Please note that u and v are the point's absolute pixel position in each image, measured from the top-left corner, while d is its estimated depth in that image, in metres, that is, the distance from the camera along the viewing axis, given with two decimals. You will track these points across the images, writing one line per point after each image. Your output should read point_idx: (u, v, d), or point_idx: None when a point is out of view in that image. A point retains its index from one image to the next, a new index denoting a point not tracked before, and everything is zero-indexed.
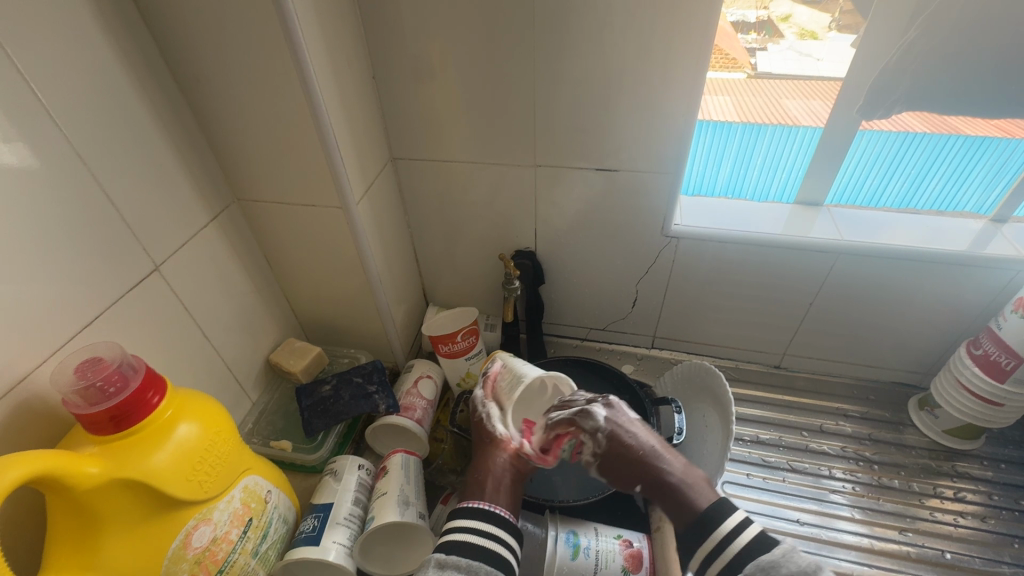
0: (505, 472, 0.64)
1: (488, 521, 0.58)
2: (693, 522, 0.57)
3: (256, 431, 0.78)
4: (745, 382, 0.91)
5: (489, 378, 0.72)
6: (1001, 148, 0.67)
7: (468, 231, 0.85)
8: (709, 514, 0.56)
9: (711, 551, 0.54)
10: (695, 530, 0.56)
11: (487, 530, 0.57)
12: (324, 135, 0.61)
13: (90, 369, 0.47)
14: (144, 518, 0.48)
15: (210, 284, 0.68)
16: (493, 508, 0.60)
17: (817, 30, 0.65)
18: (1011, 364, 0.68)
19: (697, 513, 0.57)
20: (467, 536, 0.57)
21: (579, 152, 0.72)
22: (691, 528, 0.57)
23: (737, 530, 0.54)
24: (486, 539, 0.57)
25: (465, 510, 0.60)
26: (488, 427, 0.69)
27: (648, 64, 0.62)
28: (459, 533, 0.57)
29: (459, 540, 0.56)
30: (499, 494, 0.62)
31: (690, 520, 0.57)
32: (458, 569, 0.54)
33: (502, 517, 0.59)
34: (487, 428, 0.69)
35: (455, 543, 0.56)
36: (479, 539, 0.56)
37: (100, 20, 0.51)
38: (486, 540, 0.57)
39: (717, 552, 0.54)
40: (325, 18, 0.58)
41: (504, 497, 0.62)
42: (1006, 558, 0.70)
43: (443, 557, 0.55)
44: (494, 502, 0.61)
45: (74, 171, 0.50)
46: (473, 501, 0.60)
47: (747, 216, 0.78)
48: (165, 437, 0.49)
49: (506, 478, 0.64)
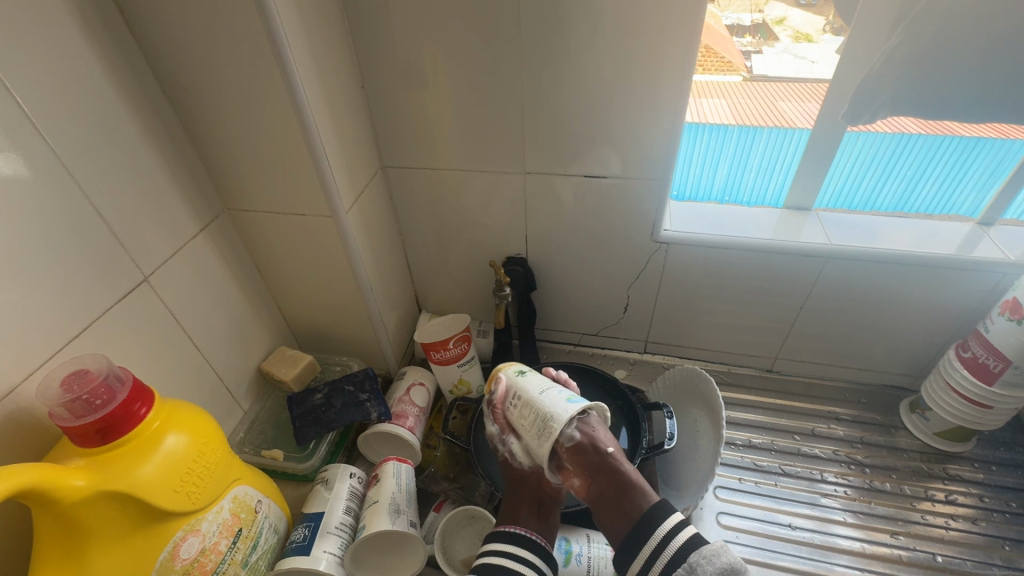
0: (540, 499, 0.65)
1: (523, 547, 0.59)
2: (637, 521, 0.57)
3: (247, 440, 0.78)
4: (737, 385, 0.91)
5: (497, 400, 0.65)
6: (997, 148, 0.67)
7: (460, 238, 0.85)
8: (643, 519, 0.57)
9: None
10: (631, 541, 0.57)
11: (521, 556, 0.58)
12: (313, 145, 0.61)
13: (76, 381, 0.48)
14: (131, 531, 0.48)
15: (201, 293, 0.68)
16: (526, 533, 0.60)
17: (812, 33, 0.65)
18: (999, 366, 0.69)
19: (636, 516, 0.58)
20: (500, 560, 0.58)
21: (568, 159, 0.72)
22: (629, 538, 0.57)
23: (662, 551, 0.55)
24: (520, 564, 0.58)
25: (501, 534, 0.61)
26: (516, 464, 0.66)
27: (634, 71, 0.62)
28: (491, 557, 0.58)
29: (494, 563, 0.58)
30: (535, 522, 0.62)
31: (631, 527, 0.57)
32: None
33: (536, 542, 0.60)
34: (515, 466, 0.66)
35: (490, 566, 0.57)
36: (511, 563, 0.57)
37: (87, 33, 0.51)
38: (518, 564, 0.58)
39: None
40: (312, 29, 0.58)
41: (540, 525, 0.63)
42: (997, 561, 0.70)
43: None
44: (528, 528, 0.61)
45: (62, 183, 0.51)
46: (509, 526, 0.61)
47: (736, 221, 0.78)
48: (152, 448, 0.49)
49: (543, 504, 0.64)
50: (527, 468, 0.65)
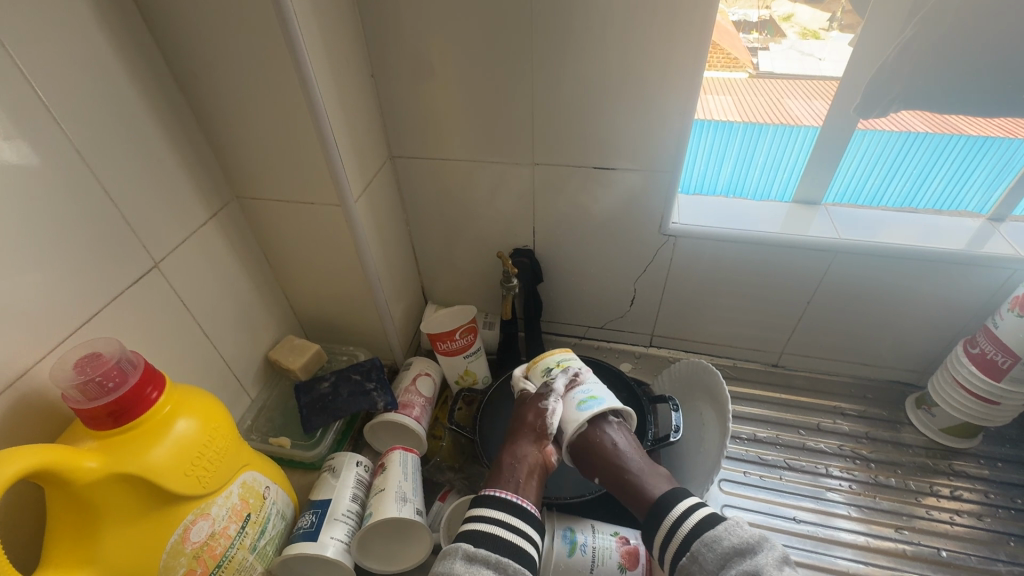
0: (536, 467, 0.65)
1: (516, 515, 0.58)
2: (650, 509, 0.59)
3: (255, 428, 0.78)
4: (743, 380, 0.91)
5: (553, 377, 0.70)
6: (1003, 147, 0.67)
7: (467, 229, 0.85)
8: (662, 501, 0.59)
9: (665, 538, 0.56)
10: (651, 521, 0.59)
11: (516, 527, 0.57)
12: (323, 134, 0.61)
13: (88, 364, 0.48)
14: (143, 513, 0.49)
15: (210, 282, 0.68)
16: (518, 500, 0.60)
17: (819, 30, 0.65)
18: (1007, 362, 0.68)
19: (652, 503, 0.60)
20: (497, 529, 0.57)
21: (577, 150, 0.72)
22: (648, 517, 0.59)
23: (687, 512, 0.57)
24: (515, 534, 0.57)
25: (494, 500, 0.60)
26: (546, 420, 0.67)
27: (645, 63, 0.62)
28: (486, 525, 0.57)
29: (491, 533, 0.57)
30: (528, 489, 0.62)
31: (646, 510, 0.60)
32: (486, 563, 0.54)
33: (525, 509, 0.60)
34: (545, 421, 0.67)
35: (484, 534, 0.57)
36: (510, 535, 0.57)
37: (101, 21, 0.51)
38: (516, 537, 0.57)
39: (671, 535, 0.56)
40: (323, 17, 0.58)
41: (530, 492, 0.62)
42: (1002, 556, 0.70)
43: (470, 549, 0.55)
44: (522, 495, 0.61)
45: (73, 168, 0.51)
46: (499, 492, 0.61)
47: (744, 215, 0.78)
48: (163, 432, 0.49)
49: (534, 471, 0.64)
50: (548, 431, 0.66)
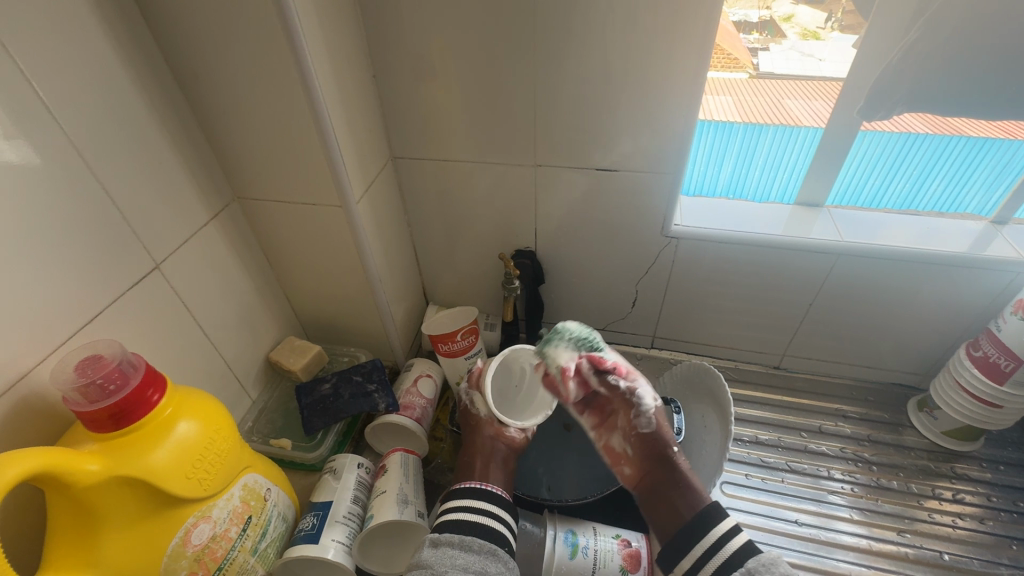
0: (495, 451, 0.69)
1: (478, 499, 0.62)
2: (687, 524, 0.59)
3: (256, 429, 0.78)
4: (744, 382, 0.91)
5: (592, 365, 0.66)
6: (1003, 149, 0.66)
7: (469, 230, 0.85)
8: (701, 520, 0.59)
9: (699, 557, 0.57)
10: (683, 538, 0.59)
11: (481, 508, 0.61)
12: (325, 135, 0.61)
13: (89, 367, 0.47)
14: (144, 516, 0.48)
15: (210, 283, 0.68)
16: (485, 486, 0.64)
17: (819, 30, 0.65)
18: (1010, 366, 0.68)
19: (692, 515, 0.60)
20: (462, 514, 0.60)
21: (580, 152, 0.72)
22: (681, 533, 0.59)
23: (729, 535, 0.57)
24: (480, 516, 0.60)
25: (457, 491, 0.64)
26: (472, 411, 0.72)
27: (649, 64, 0.62)
28: (453, 513, 0.61)
29: (456, 519, 0.60)
30: (493, 474, 0.66)
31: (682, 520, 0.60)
32: (452, 544, 0.57)
33: (496, 494, 0.63)
34: (472, 412, 0.72)
35: (450, 522, 0.60)
36: (473, 516, 0.60)
37: (102, 20, 0.51)
38: (480, 517, 0.60)
39: (706, 556, 0.57)
40: (326, 18, 0.58)
41: (495, 476, 0.66)
42: (1003, 560, 0.70)
43: (437, 536, 0.58)
44: (490, 481, 0.65)
45: (73, 168, 0.50)
46: (467, 483, 0.64)
47: (746, 217, 0.78)
48: (165, 435, 0.49)
49: (497, 456, 0.68)
50: (482, 417, 0.71)
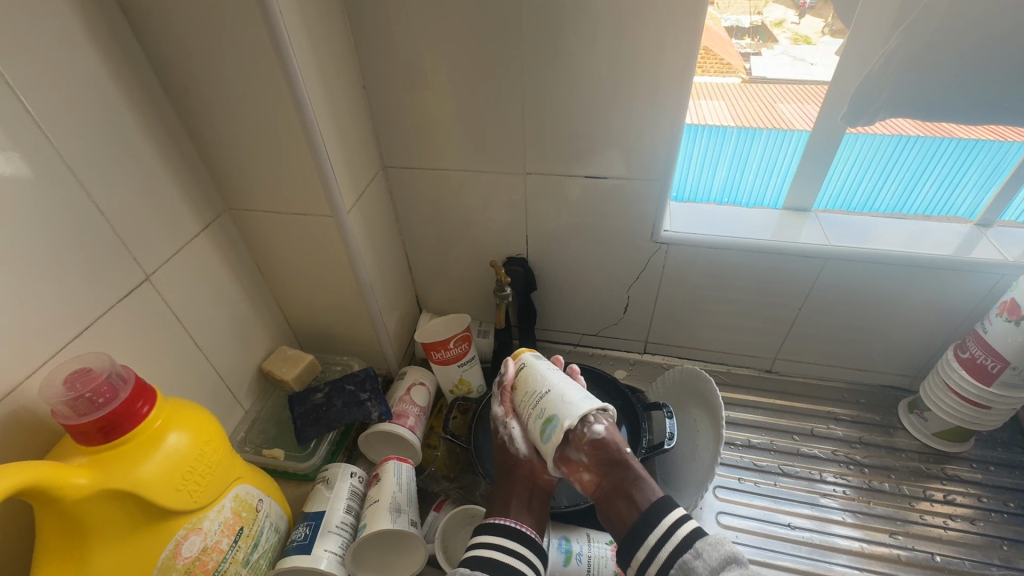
0: (532, 489, 0.65)
1: (516, 540, 0.59)
2: (637, 518, 0.58)
3: (248, 440, 0.78)
4: (736, 386, 0.91)
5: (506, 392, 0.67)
6: (994, 150, 0.67)
7: (460, 238, 0.86)
8: (652, 509, 0.57)
9: (654, 546, 0.55)
10: (640, 528, 0.57)
11: (515, 550, 0.58)
12: (314, 145, 0.62)
13: (78, 379, 0.48)
14: (134, 529, 0.48)
15: (202, 293, 0.68)
16: (519, 527, 0.61)
17: (811, 35, 0.66)
18: (997, 366, 0.69)
19: (644, 508, 0.58)
20: (496, 554, 0.58)
21: (569, 160, 0.72)
22: (641, 522, 0.57)
23: (678, 521, 0.56)
24: (514, 557, 0.58)
25: (493, 527, 0.61)
26: (511, 449, 0.67)
27: (635, 72, 0.63)
28: (486, 549, 0.58)
29: (490, 557, 0.57)
30: (525, 513, 0.63)
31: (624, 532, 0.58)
32: None
33: (530, 537, 0.60)
34: (510, 449, 0.66)
35: (483, 560, 0.57)
36: (507, 558, 0.57)
37: (91, 34, 0.51)
38: (513, 558, 0.58)
39: (660, 543, 0.55)
40: (314, 29, 0.59)
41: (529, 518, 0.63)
42: (995, 561, 0.70)
43: (468, 573, 0.55)
44: (518, 519, 0.62)
45: (62, 181, 0.50)
46: (503, 519, 0.61)
47: (735, 222, 0.79)
48: (154, 447, 0.49)
49: (532, 494, 0.65)
50: (522, 455, 0.66)
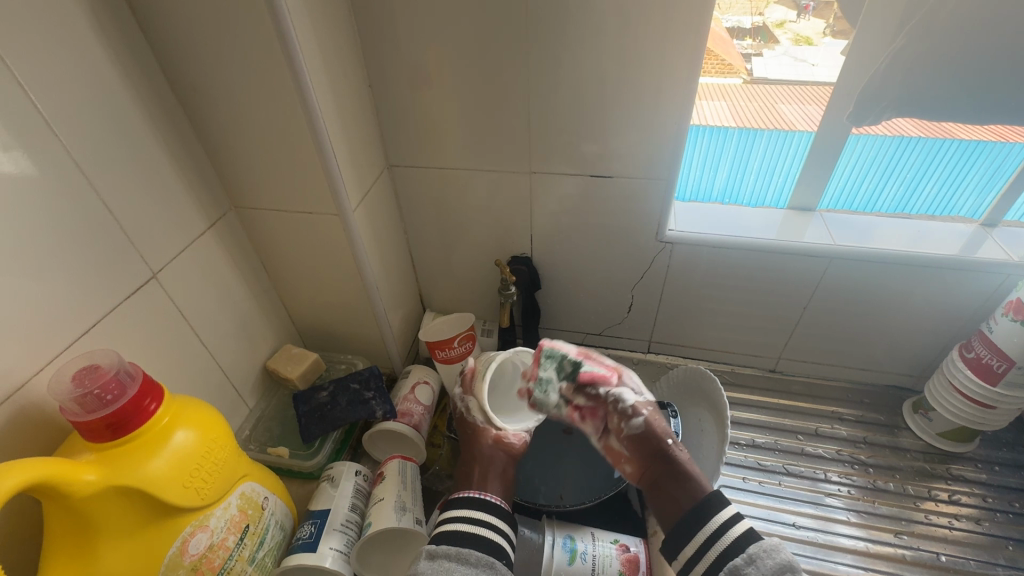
0: (493, 457, 0.69)
1: (478, 508, 0.61)
2: (690, 511, 0.58)
3: (253, 438, 0.78)
4: (741, 386, 0.91)
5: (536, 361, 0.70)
6: (997, 151, 0.67)
7: (465, 237, 0.86)
8: (703, 506, 0.58)
9: (703, 544, 0.56)
10: (689, 523, 0.57)
11: (479, 519, 0.60)
12: (321, 143, 0.62)
13: (87, 376, 0.48)
14: (141, 526, 0.48)
15: (207, 291, 0.68)
16: (483, 495, 0.63)
17: (812, 35, 0.66)
18: (1003, 367, 0.69)
19: (696, 501, 0.59)
20: (460, 526, 0.59)
21: (574, 159, 0.72)
22: (689, 514, 0.58)
23: (730, 521, 0.56)
24: (477, 526, 0.59)
25: (458, 501, 0.63)
26: (468, 420, 0.73)
27: (641, 72, 0.63)
28: (451, 525, 0.60)
29: (451, 530, 0.59)
30: (490, 484, 0.65)
31: (680, 513, 0.59)
32: (449, 557, 0.56)
33: (493, 502, 0.62)
34: (469, 421, 0.72)
35: (447, 535, 0.59)
36: (471, 528, 0.59)
37: (99, 32, 0.51)
38: (479, 528, 0.59)
39: (708, 543, 0.55)
40: (321, 28, 0.59)
41: (492, 486, 0.66)
42: (1000, 560, 0.70)
43: (434, 548, 0.57)
44: (486, 490, 0.64)
45: (69, 179, 0.51)
46: (467, 492, 0.64)
47: (740, 222, 0.79)
48: (162, 445, 0.49)
49: (496, 465, 0.68)
50: (479, 426, 0.72)
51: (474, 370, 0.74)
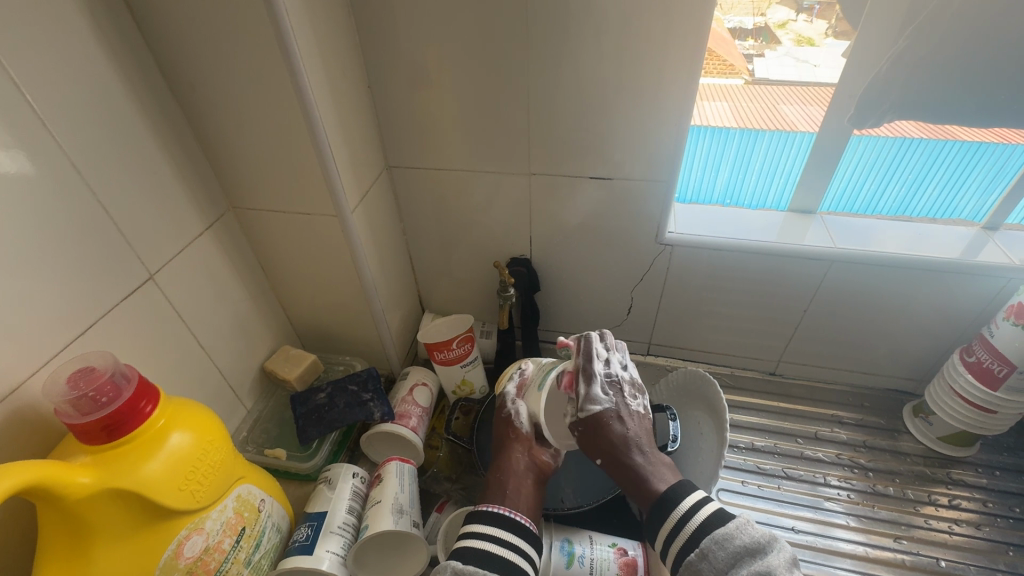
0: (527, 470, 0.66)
1: (509, 529, 0.58)
2: (655, 501, 0.56)
3: (250, 439, 0.78)
4: (740, 389, 0.91)
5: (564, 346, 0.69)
6: (998, 152, 0.66)
7: (464, 239, 0.85)
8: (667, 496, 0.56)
9: (670, 532, 0.54)
10: (656, 514, 0.56)
11: (507, 540, 0.57)
12: (319, 144, 0.62)
13: (82, 378, 0.48)
14: (136, 529, 0.48)
15: (205, 292, 0.68)
16: (513, 515, 0.59)
17: (814, 37, 0.65)
18: (1004, 371, 0.69)
19: (656, 497, 0.57)
20: (488, 544, 0.56)
21: (574, 161, 0.72)
22: (653, 511, 0.56)
23: (696, 507, 0.54)
24: (506, 549, 0.56)
25: (487, 515, 0.59)
26: (515, 423, 0.70)
27: (641, 73, 0.62)
28: (478, 540, 0.57)
29: (478, 548, 0.56)
30: (518, 500, 0.63)
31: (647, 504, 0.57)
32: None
33: (523, 525, 0.59)
34: (514, 424, 0.70)
35: (475, 553, 0.55)
36: (499, 550, 0.56)
37: (96, 32, 0.51)
38: (507, 550, 0.56)
39: (675, 529, 0.54)
40: (320, 29, 0.58)
41: (523, 505, 0.63)
42: (1000, 566, 0.70)
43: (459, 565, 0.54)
44: (512, 509, 0.61)
45: (67, 180, 0.50)
46: (493, 506, 0.60)
47: (740, 224, 0.78)
48: (157, 447, 0.49)
49: (530, 476, 0.66)
50: (522, 432, 0.70)
51: (530, 376, 0.75)
